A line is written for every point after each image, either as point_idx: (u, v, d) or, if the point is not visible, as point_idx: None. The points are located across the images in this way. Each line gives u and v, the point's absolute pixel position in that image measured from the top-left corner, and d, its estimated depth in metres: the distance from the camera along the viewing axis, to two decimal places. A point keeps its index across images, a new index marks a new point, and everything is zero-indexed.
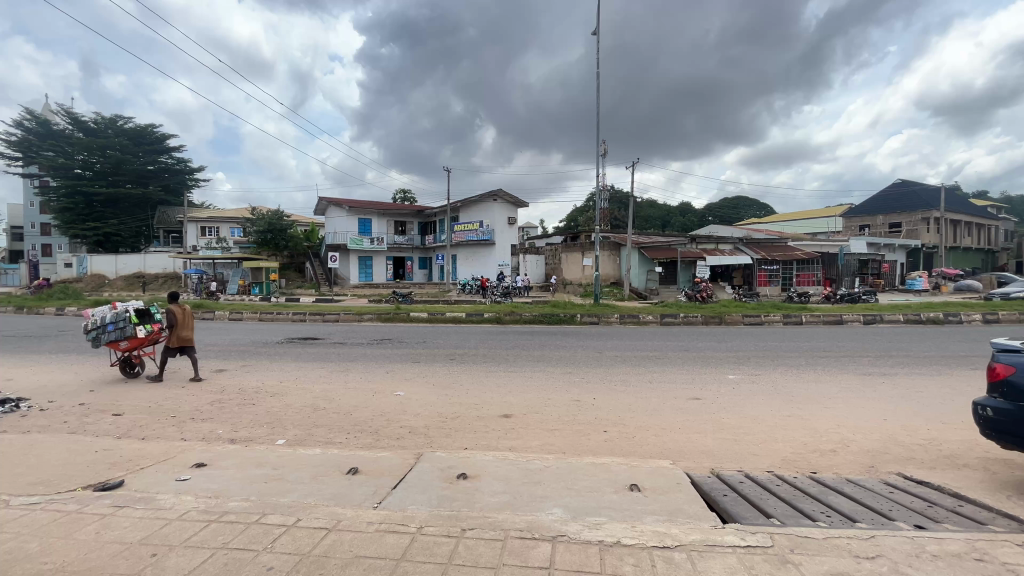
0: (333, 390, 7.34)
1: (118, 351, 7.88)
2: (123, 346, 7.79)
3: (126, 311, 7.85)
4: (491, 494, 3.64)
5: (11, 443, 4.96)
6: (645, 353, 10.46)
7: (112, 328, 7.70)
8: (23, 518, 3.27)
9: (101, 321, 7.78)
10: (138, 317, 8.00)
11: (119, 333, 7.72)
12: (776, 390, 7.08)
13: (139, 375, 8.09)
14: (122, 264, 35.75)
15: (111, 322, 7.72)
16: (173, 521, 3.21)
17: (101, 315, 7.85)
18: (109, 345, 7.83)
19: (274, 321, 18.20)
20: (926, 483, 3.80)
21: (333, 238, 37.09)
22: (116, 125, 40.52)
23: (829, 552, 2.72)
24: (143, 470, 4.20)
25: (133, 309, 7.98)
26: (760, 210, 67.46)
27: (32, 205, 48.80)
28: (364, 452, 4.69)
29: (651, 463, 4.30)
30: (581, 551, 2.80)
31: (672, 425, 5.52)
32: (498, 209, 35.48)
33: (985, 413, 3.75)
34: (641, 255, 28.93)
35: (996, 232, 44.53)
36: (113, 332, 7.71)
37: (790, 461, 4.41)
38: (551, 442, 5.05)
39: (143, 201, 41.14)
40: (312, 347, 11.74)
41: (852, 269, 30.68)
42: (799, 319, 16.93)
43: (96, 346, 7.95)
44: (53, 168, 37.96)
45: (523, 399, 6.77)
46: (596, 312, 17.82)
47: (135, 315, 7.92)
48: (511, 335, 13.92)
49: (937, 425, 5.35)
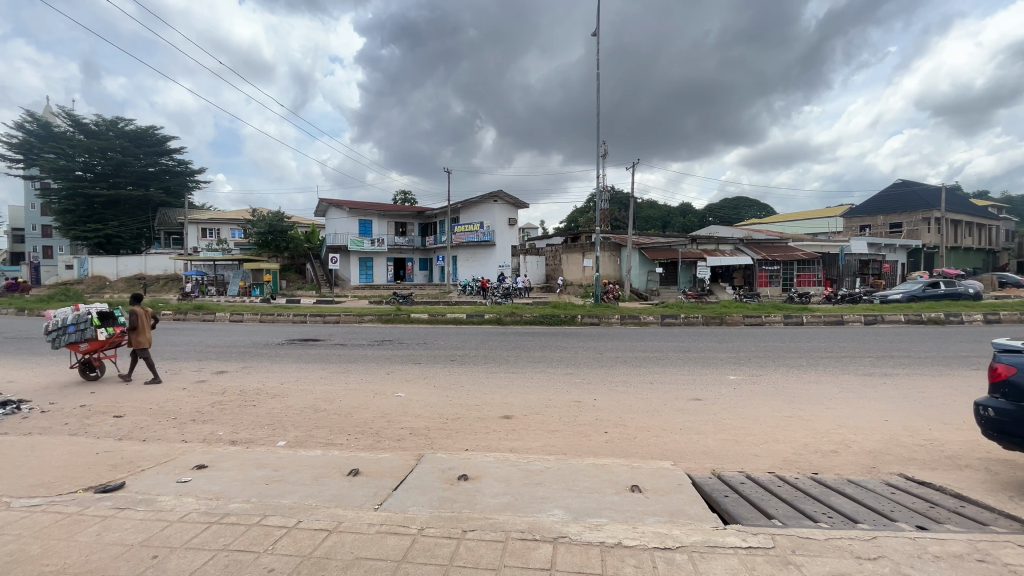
0: (334, 391, 7.35)
1: (78, 352, 7.84)
2: (82, 348, 7.75)
3: (87, 312, 7.81)
4: (491, 495, 3.65)
5: (12, 445, 4.96)
6: (645, 353, 10.47)
7: (72, 329, 7.67)
8: (25, 520, 3.27)
9: (62, 322, 7.75)
10: (100, 319, 7.97)
11: (79, 335, 7.68)
12: (776, 390, 7.09)
13: (98, 378, 8.02)
14: (123, 266, 35.79)
15: (71, 323, 7.69)
16: (174, 523, 3.21)
17: (62, 316, 7.80)
18: (69, 347, 7.79)
19: (275, 322, 18.23)
20: (927, 484, 3.79)
21: (333, 239, 37.11)
22: (117, 127, 40.62)
23: (830, 553, 2.72)
24: (143, 471, 4.20)
25: (96, 310, 7.94)
26: (760, 211, 67.50)
27: (33, 207, 48.93)
28: (365, 454, 4.69)
29: (652, 463, 4.29)
30: (582, 552, 2.80)
31: (672, 426, 5.53)
32: (498, 210, 35.53)
33: (986, 413, 3.74)
34: (641, 255, 28.80)
35: (996, 232, 44.50)
36: (73, 334, 7.68)
37: (791, 461, 4.41)
38: (551, 443, 5.06)
39: (144, 203, 41.20)
40: (313, 348, 11.76)
41: (853, 269, 30.71)
42: (800, 319, 16.94)
43: (55, 347, 7.88)
44: (54, 170, 38.03)
45: (524, 400, 6.77)
46: (597, 313, 17.84)
47: (97, 317, 7.89)
48: (512, 336, 13.94)
49: (938, 425, 5.35)
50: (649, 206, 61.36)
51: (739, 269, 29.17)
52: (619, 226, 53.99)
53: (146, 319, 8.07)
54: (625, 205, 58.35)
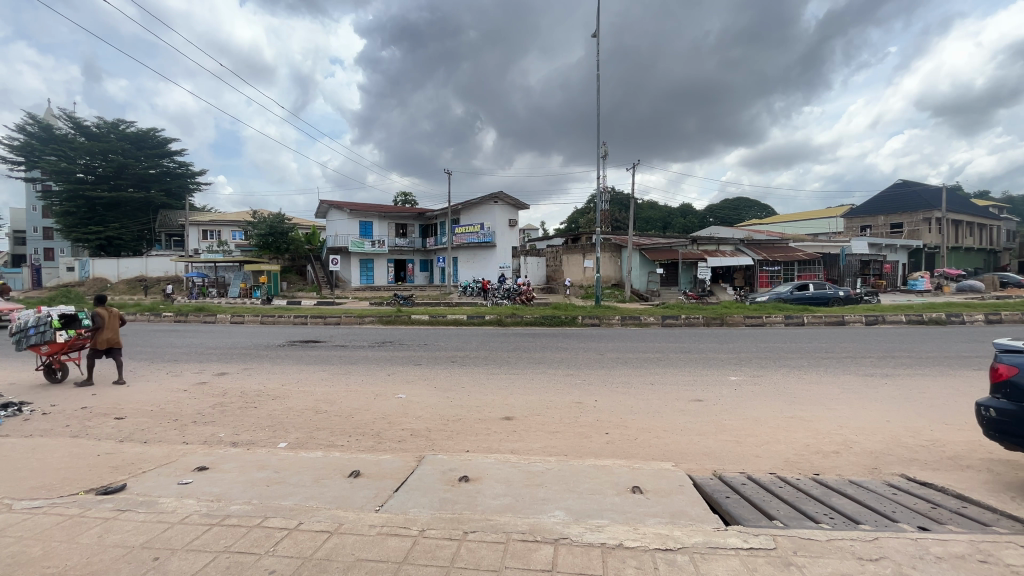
0: (335, 393, 7.34)
1: (42, 354, 7.88)
2: (43, 351, 7.77)
3: (48, 315, 7.80)
4: (492, 497, 3.65)
5: (12, 447, 4.95)
6: (646, 355, 10.46)
7: (32, 332, 7.72)
8: (26, 523, 3.27)
9: (24, 325, 7.80)
10: (62, 321, 7.94)
11: (39, 338, 7.69)
12: (777, 391, 7.08)
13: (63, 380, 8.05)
14: (124, 268, 35.84)
15: (32, 326, 7.74)
16: (175, 525, 3.21)
17: (25, 319, 7.88)
18: (32, 349, 7.85)
19: (275, 324, 18.23)
20: (929, 485, 3.78)
21: (333, 241, 37.12)
22: (118, 130, 40.71)
23: (832, 554, 2.71)
24: (144, 474, 4.20)
25: (58, 313, 7.91)
26: (761, 211, 67.52)
27: (35, 209, 49.01)
28: (367, 455, 4.69)
29: (653, 465, 4.28)
30: (584, 553, 2.80)
31: (673, 427, 5.52)
32: (499, 211, 35.57)
33: (988, 414, 3.74)
34: (641, 256, 29.00)
35: (997, 232, 44.49)
36: (34, 337, 7.72)
37: (792, 462, 4.40)
38: (552, 444, 5.05)
39: (145, 205, 41.25)
40: (313, 350, 11.77)
41: (853, 269, 30.74)
42: (802, 320, 16.94)
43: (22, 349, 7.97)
44: (55, 172, 38.10)
45: (525, 402, 6.76)
46: (597, 314, 17.82)
47: (58, 320, 7.85)
48: (512, 337, 13.94)
49: (939, 426, 5.34)
50: (649, 206, 61.36)
51: (739, 270, 29.17)
52: (619, 226, 54.01)
53: (112, 321, 8.04)
54: (625, 206, 58.39)
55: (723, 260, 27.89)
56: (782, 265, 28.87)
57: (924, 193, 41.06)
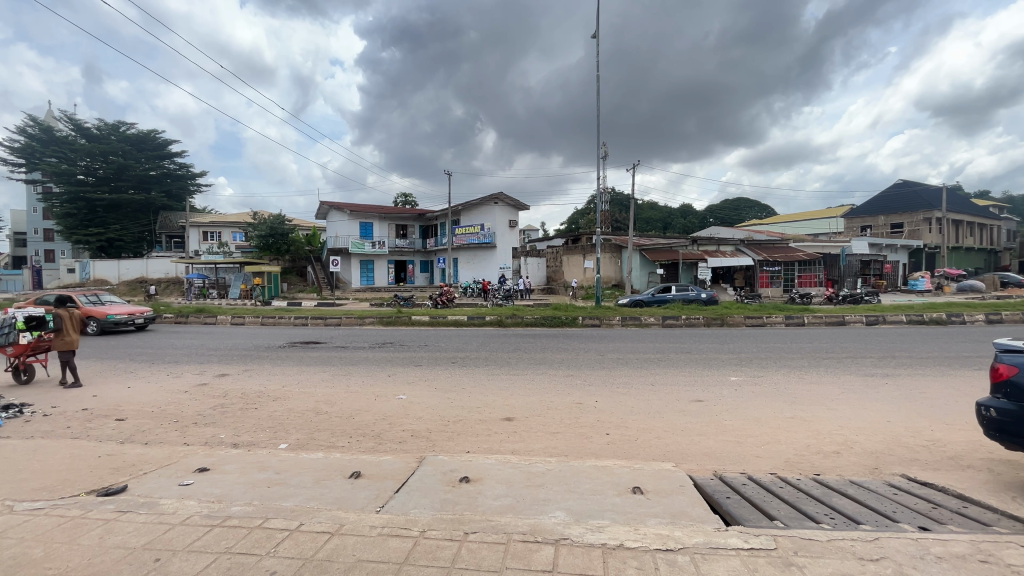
0: (335, 394, 7.35)
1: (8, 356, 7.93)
2: (9, 351, 7.83)
3: (14, 317, 7.91)
4: (493, 497, 3.65)
5: (14, 448, 4.97)
6: (647, 355, 10.45)
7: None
8: (28, 523, 3.29)
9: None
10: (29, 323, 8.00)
11: (5, 338, 7.80)
12: (777, 392, 7.07)
13: (28, 382, 8.00)
14: (125, 269, 35.91)
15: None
16: (175, 526, 3.22)
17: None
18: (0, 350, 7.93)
19: (276, 325, 18.27)
20: (930, 485, 3.78)
21: (334, 242, 37.13)
22: (119, 132, 40.81)
23: (833, 554, 2.71)
24: (145, 475, 4.21)
25: (25, 315, 8.01)
26: (761, 211, 67.52)
27: (36, 211, 49.12)
28: (368, 456, 4.70)
29: (654, 465, 4.29)
30: (584, 554, 2.80)
31: (673, 427, 5.51)
32: (499, 212, 35.59)
33: (988, 414, 3.74)
34: (641, 256, 29.03)
35: (997, 232, 44.46)
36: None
37: (793, 462, 4.40)
38: (553, 444, 5.06)
39: (145, 206, 41.31)
40: (313, 351, 11.77)
41: (854, 269, 30.78)
42: (802, 320, 16.94)
43: None
44: (56, 174, 38.16)
45: (526, 402, 6.76)
46: (597, 314, 17.82)
47: (23, 321, 7.91)
48: (512, 338, 13.92)
49: (939, 426, 5.34)
50: (649, 207, 61.36)
51: (740, 270, 29.17)
52: (619, 227, 54.05)
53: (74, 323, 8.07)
54: (625, 206, 58.39)
55: (724, 261, 27.91)
56: (783, 265, 28.88)
57: (924, 193, 41.05)
